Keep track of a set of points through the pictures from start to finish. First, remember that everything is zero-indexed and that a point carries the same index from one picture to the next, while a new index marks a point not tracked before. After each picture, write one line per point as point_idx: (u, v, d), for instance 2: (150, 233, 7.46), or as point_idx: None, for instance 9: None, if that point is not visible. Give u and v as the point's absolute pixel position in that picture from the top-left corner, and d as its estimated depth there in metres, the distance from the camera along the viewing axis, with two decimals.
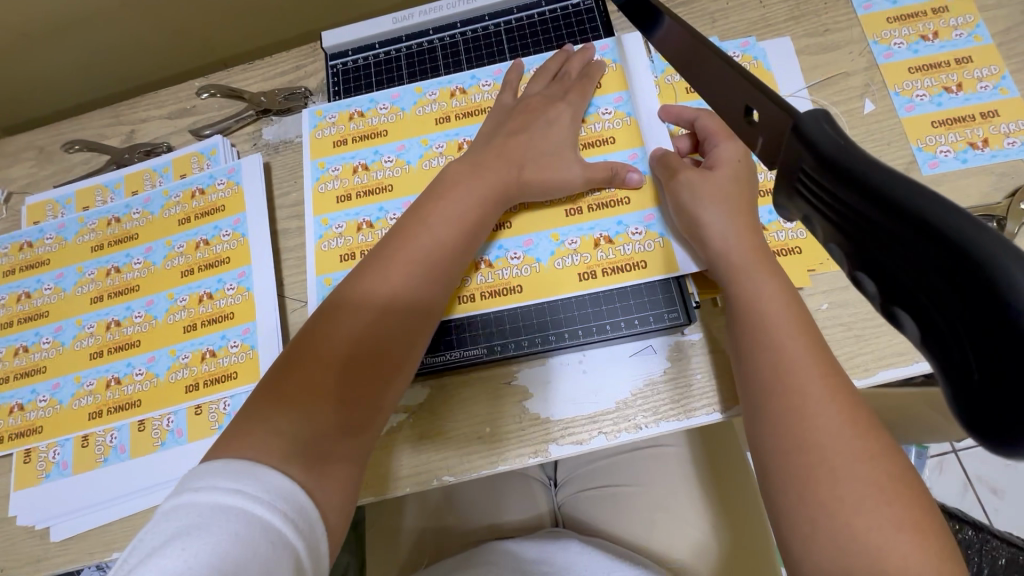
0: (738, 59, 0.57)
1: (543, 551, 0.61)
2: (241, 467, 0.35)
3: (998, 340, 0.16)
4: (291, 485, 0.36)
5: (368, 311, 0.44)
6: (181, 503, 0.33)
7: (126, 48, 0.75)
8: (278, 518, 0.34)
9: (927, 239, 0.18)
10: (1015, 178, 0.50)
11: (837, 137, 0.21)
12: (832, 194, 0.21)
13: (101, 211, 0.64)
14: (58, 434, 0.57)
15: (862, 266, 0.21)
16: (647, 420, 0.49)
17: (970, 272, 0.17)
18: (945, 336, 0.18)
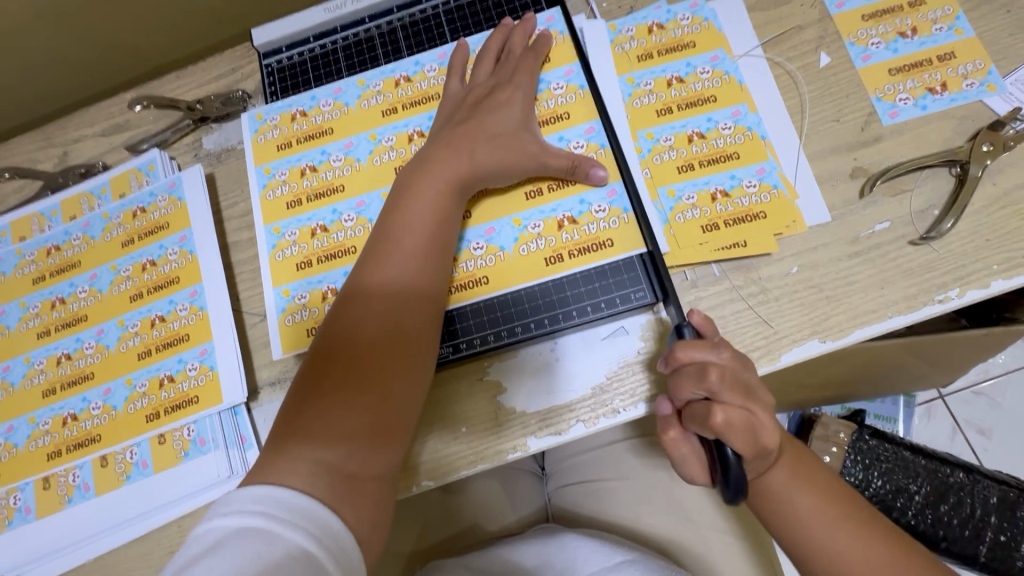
0: (688, 21, 0.55)
1: (541, 555, 0.59)
2: (274, 492, 0.35)
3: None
4: (315, 502, 0.36)
5: (360, 321, 0.44)
6: (211, 528, 0.34)
7: (49, 65, 0.71)
8: (304, 536, 0.34)
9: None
10: (976, 121, 0.49)
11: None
12: None
13: (39, 241, 0.61)
14: (17, 479, 0.54)
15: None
16: (626, 403, 0.48)
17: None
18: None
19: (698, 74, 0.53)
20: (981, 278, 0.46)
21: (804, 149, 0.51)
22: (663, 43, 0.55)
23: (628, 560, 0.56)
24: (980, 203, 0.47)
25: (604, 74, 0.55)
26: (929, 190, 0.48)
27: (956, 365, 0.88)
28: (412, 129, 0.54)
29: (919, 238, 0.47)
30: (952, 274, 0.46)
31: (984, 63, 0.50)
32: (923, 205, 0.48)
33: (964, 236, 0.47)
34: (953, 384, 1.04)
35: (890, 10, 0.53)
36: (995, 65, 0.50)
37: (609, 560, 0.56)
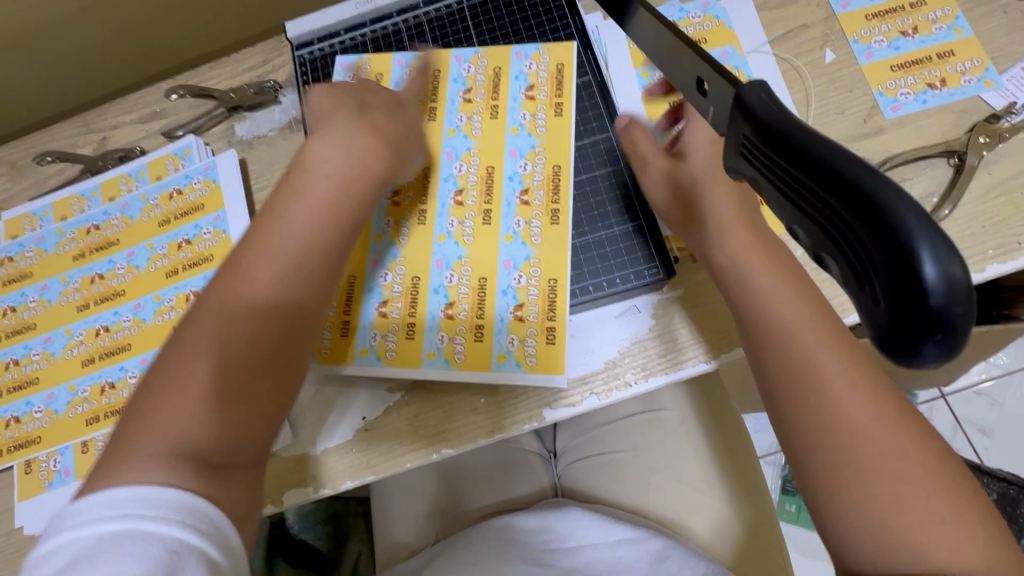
0: (700, 18, 0.58)
1: (544, 522, 0.62)
2: (125, 495, 0.33)
3: (902, 268, 0.18)
4: (176, 493, 0.34)
5: (255, 316, 0.42)
6: (59, 543, 0.32)
7: (90, 56, 0.74)
8: (175, 524, 0.33)
9: (838, 187, 0.19)
10: (974, 115, 0.52)
11: (773, 104, 0.23)
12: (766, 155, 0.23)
13: (79, 220, 0.64)
14: (57, 442, 0.57)
15: (793, 219, 0.22)
16: (637, 377, 0.51)
17: (872, 212, 0.19)
18: (860, 276, 0.19)
19: None
20: (977, 262, 0.48)
21: None
22: None
23: (629, 538, 0.58)
24: (977, 191, 0.49)
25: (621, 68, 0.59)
26: (928, 180, 0.51)
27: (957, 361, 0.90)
28: (460, 95, 0.58)
29: None
30: None
31: (982, 61, 0.53)
32: (922, 193, 0.51)
33: (962, 223, 0.49)
34: (955, 383, 1.06)
35: (892, 10, 0.56)
36: (992, 62, 0.53)
37: (611, 535, 0.59)
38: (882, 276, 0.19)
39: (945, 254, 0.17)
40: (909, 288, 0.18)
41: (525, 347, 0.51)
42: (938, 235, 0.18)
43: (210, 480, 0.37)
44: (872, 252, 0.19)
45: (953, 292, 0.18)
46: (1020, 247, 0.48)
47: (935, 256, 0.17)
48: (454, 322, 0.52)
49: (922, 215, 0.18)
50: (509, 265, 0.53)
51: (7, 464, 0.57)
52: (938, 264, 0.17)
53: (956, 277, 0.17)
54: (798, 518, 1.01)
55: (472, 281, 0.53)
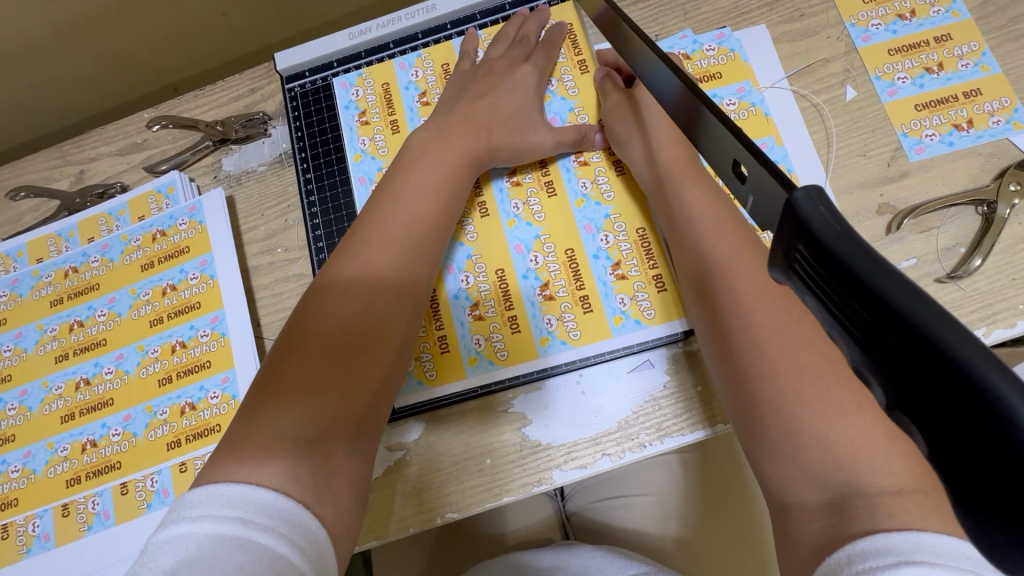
0: (714, 52, 0.55)
1: (556, 560, 0.60)
2: (201, 496, 0.32)
3: (1009, 465, 0.16)
4: (288, 505, 0.33)
5: (332, 324, 0.41)
6: (177, 534, 0.30)
7: (65, 83, 0.70)
8: (250, 518, 0.31)
9: (927, 352, 0.17)
10: (1003, 158, 0.49)
11: (834, 223, 0.20)
12: (837, 292, 0.20)
13: (57, 262, 0.60)
14: (36, 505, 0.54)
15: (861, 361, 0.20)
16: (651, 438, 0.48)
17: (976, 394, 0.16)
18: (953, 458, 0.17)
19: (725, 106, 0.54)
20: (1008, 317, 0.46)
21: (830, 183, 0.51)
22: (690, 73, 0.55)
23: (642, 572, 0.56)
24: (1006, 242, 0.47)
25: None
26: (956, 228, 0.48)
27: None
28: (417, 101, 0.57)
29: (945, 277, 0.47)
30: (979, 313, 0.46)
31: (1011, 101, 0.51)
32: (949, 242, 0.48)
33: (991, 276, 0.47)
34: None
35: (916, 44, 0.53)
36: (1021, 102, 0.51)
37: (622, 572, 0.56)
38: (981, 467, 0.16)
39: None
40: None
41: (639, 302, 0.49)
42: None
43: (316, 492, 0.35)
44: (969, 437, 0.17)
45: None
46: None
47: None
48: (489, 318, 0.51)
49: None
50: (521, 249, 0.52)
51: None
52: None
53: None
54: None
55: (491, 278, 0.51)
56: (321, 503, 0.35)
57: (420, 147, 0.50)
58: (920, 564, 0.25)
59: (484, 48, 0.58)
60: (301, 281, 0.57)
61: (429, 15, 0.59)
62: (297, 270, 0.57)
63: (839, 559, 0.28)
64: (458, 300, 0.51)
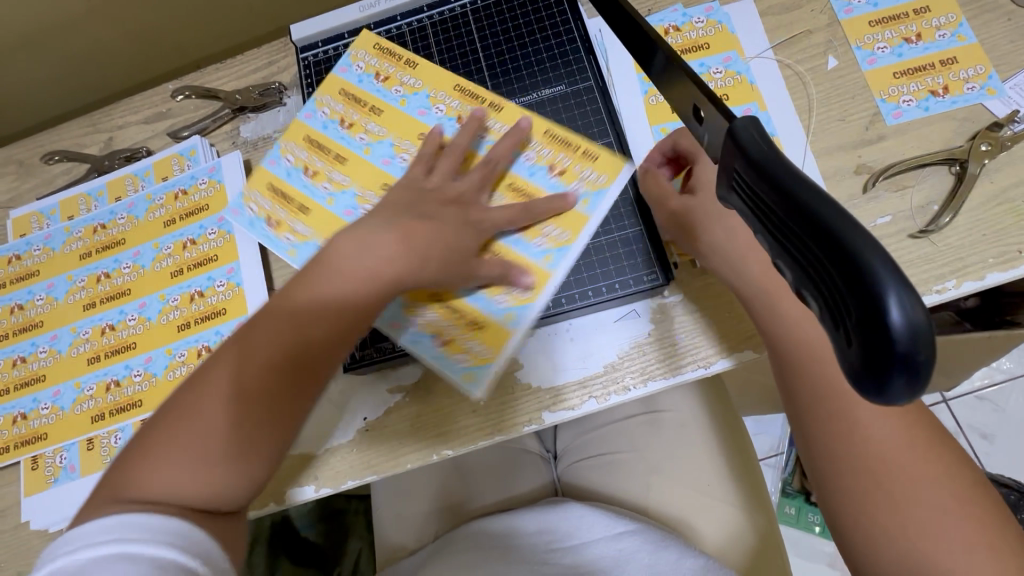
0: (703, 24, 0.58)
1: (544, 522, 0.62)
2: (119, 522, 0.35)
3: (867, 305, 0.18)
4: (167, 523, 0.36)
5: (285, 324, 0.43)
6: (58, 568, 0.34)
7: (97, 58, 0.75)
8: (144, 544, 0.35)
9: (812, 229, 0.21)
10: (977, 123, 0.52)
11: (761, 142, 0.24)
12: (756, 192, 0.24)
13: (87, 219, 0.65)
14: (63, 439, 0.58)
15: (778, 253, 0.23)
16: (636, 381, 0.51)
17: (837, 249, 0.20)
18: (835, 313, 0.20)
19: (712, 74, 0.56)
20: (977, 270, 0.48)
21: (810, 146, 0.54)
22: (679, 44, 0.58)
23: (630, 529, 0.58)
24: (977, 200, 0.50)
25: (623, 69, 0.58)
26: (930, 187, 0.51)
27: (958, 366, 0.90)
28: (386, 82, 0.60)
29: (919, 232, 0.50)
30: (950, 266, 0.48)
31: (985, 68, 0.53)
32: (923, 200, 0.50)
33: (962, 231, 0.49)
34: (958, 388, 1.06)
35: (896, 16, 0.56)
36: (996, 70, 0.53)
37: (611, 529, 0.59)
38: (852, 315, 0.19)
39: (909, 301, 0.18)
40: (874, 331, 0.18)
41: (589, 179, 0.53)
42: (903, 283, 0.18)
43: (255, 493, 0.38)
44: (843, 293, 0.19)
45: (918, 334, 0.18)
46: (1021, 256, 0.48)
47: (899, 300, 0.18)
48: (502, 276, 0.51)
49: (886, 258, 0.19)
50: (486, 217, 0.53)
51: (15, 461, 0.58)
52: (901, 309, 0.18)
53: (919, 322, 0.18)
54: (797, 521, 1.00)
55: (494, 255, 0.52)
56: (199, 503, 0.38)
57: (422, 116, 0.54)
58: None
59: (449, 27, 0.63)
60: None
61: None
62: None
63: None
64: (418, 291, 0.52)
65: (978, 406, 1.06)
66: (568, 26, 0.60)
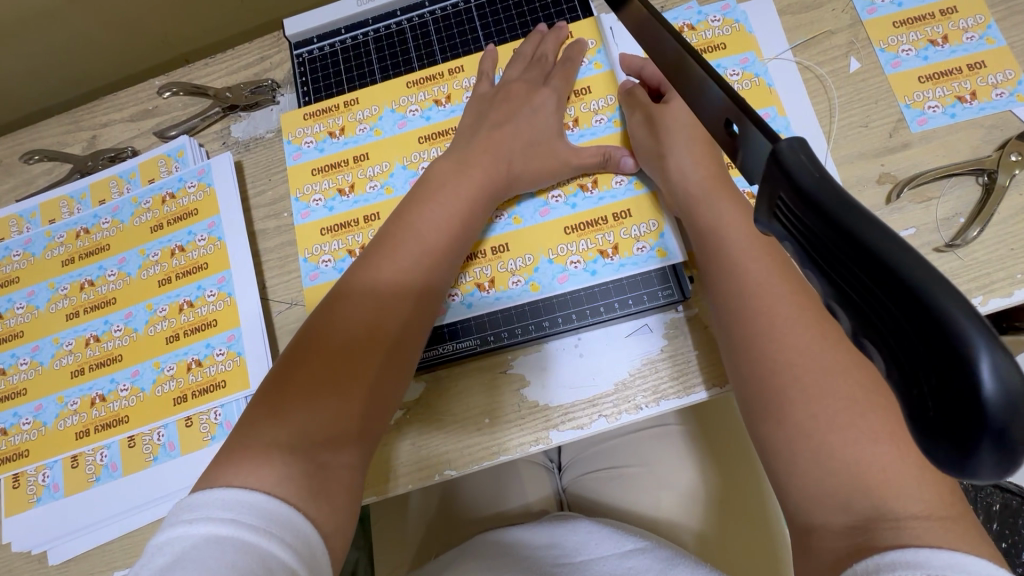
0: (719, 23, 0.55)
1: (553, 536, 0.60)
2: (232, 497, 0.33)
3: (953, 370, 0.16)
4: (292, 514, 0.34)
5: (331, 332, 0.42)
6: (175, 536, 0.32)
7: (78, 50, 0.71)
8: (258, 535, 0.32)
9: (882, 275, 0.18)
10: (1005, 130, 0.49)
11: (813, 169, 0.21)
12: (805, 225, 0.21)
13: (69, 223, 0.62)
14: (46, 457, 0.55)
15: (832, 296, 0.21)
16: (647, 400, 0.49)
17: (914, 299, 0.17)
18: (907, 373, 0.18)
19: (729, 76, 0.54)
20: (1005, 286, 0.46)
21: (831, 154, 0.51)
22: (694, 44, 0.55)
23: (638, 548, 0.57)
24: (1006, 212, 0.47)
25: None
26: (957, 199, 0.49)
27: None
28: (364, 95, 0.57)
29: (944, 246, 0.48)
30: (977, 282, 0.46)
31: (1014, 73, 0.51)
32: (949, 212, 0.48)
33: (990, 246, 0.47)
34: None
35: (921, 17, 0.53)
36: None
37: (618, 548, 0.57)
38: (932, 378, 0.17)
39: (1004, 365, 0.16)
40: (961, 401, 0.16)
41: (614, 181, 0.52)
42: (995, 343, 0.16)
43: (310, 498, 0.36)
44: (920, 351, 0.17)
45: (1014, 405, 0.16)
46: None
47: (993, 363, 0.16)
48: (600, 244, 0.51)
49: (973, 315, 0.16)
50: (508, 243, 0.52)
51: None
52: (996, 373, 0.16)
53: (1015, 389, 0.16)
54: None
55: (570, 236, 0.52)
56: (314, 505, 0.36)
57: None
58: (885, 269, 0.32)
59: (449, 24, 0.60)
60: None
61: None
62: None
63: (866, 565, 0.30)
64: (475, 309, 0.51)
65: None
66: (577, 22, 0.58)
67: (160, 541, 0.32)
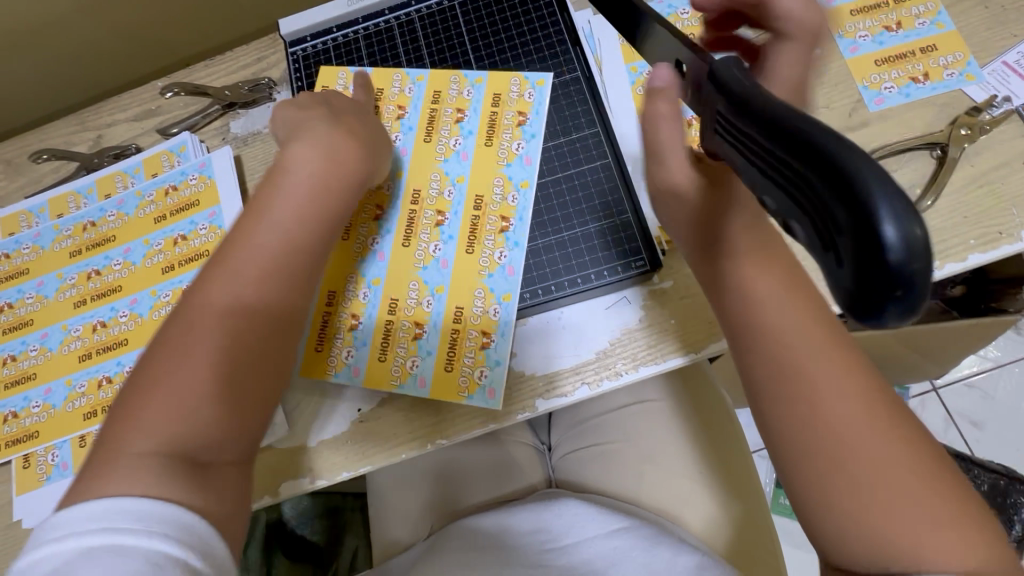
0: (688, 15, 0.59)
1: (538, 521, 0.62)
2: (100, 507, 0.32)
3: (859, 219, 0.18)
4: (168, 505, 0.33)
5: (231, 329, 0.39)
6: (36, 559, 0.31)
7: (85, 57, 0.75)
8: (139, 535, 0.31)
9: (803, 151, 0.20)
10: (956, 108, 0.53)
11: (744, 81, 0.23)
12: (740, 133, 0.23)
13: (76, 217, 0.65)
14: (55, 437, 0.57)
15: (761, 185, 0.23)
16: (627, 367, 0.52)
17: (824, 162, 0.19)
18: (823, 239, 0.20)
19: None
20: (959, 252, 0.49)
21: None
22: None
23: (623, 527, 0.59)
24: (958, 183, 0.50)
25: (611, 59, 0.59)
26: (911, 172, 0.52)
27: (945, 354, 0.91)
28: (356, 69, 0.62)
29: None
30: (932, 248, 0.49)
31: (963, 55, 0.54)
32: (905, 185, 0.52)
33: (944, 214, 0.50)
34: (947, 376, 1.08)
35: (876, 5, 0.57)
36: (974, 56, 0.54)
37: (604, 528, 0.59)
38: (842, 236, 0.19)
39: (901, 210, 0.17)
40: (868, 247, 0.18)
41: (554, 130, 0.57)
42: (893, 195, 0.18)
43: None
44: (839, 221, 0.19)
45: (913, 249, 0.17)
46: (1001, 238, 0.49)
47: (895, 217, 0.17)
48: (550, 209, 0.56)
49: (870, 161, 0.18)
50: (471, 237, 0.55)
51: (7, 459, 0.58)
52: (897, 224, 0.17)
53: (915, 236, 0.17)
54: (791, 511, 1.01)
55: (525, 212, 0.55)
56: None
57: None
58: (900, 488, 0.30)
59: (433, 23, 0.63)
60: None
61: None
62: None
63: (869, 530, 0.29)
64: (455, 298, 0.54)
65: (966, 393, 1.08)
66: (555, 19, 0.61)
67: (19, 571, 0.31)
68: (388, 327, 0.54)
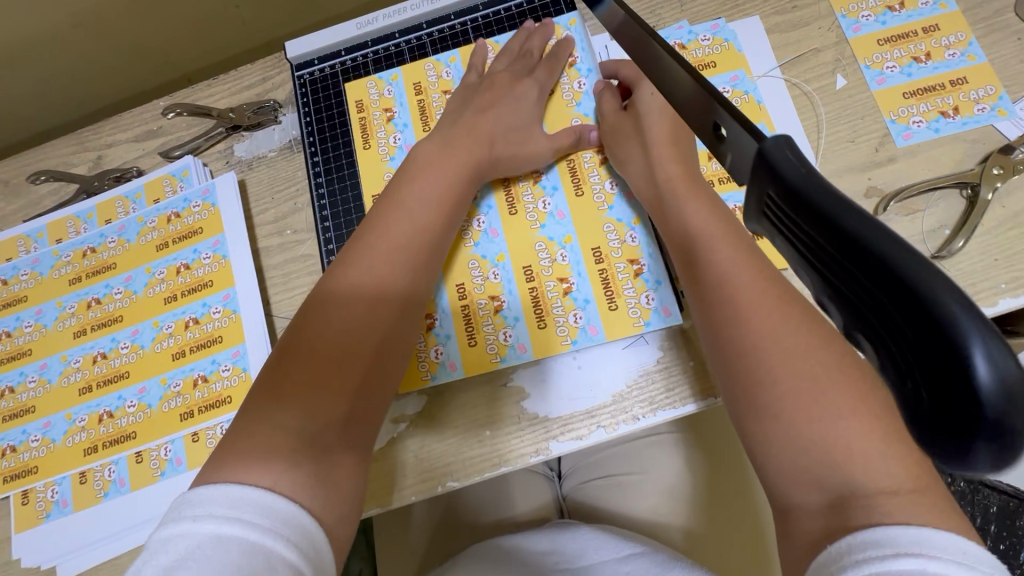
0: (708, 42, 0.57)
1: (552, 543, 0.61)
2: (226, 495, 0.33)
3: (951, 364, 0.18)
4: (283, 505, 0.34)
5: (326, 318, 0.43)
6: (177, 534, 0.32)
7: (84, 74, 0.73)
8: (259, 531, 0.32)
9: (887, 281, 0.19)
10: (987, 144, 0.51)
11: (799, 166, 0.22)
12: (799, 228, 0.22)
13: (76, 243, 0.63)
14: (54, 473, 0.56)
15: (824, 292, 0.22)
16: (644, 411, 0.50)
17: (914, 299, 0.18)
18: (901, 367, 0.19)
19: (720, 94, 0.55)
20: (991, 296, 0.47)
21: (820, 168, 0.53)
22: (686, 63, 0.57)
23: (636, 552, 0.57)
24: (989, 225, 0.49)
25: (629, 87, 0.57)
26: (941, 211, 0.50)
27: None
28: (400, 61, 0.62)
29: (931, 257, 0.49)
30: None
31: (996, 88, 0.52)
32: (934, 224, 0.50)
33: (974, 256, 0.48)
34: None
35: (904, 34, 0.55)
36: (1006, 90, 0.52)
37: (618, 553, 0.58)
38: (928, 372, 0.18)
39: (998, 357, 0.17)
40: (959, 391, 0.18)
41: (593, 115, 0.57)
42: (991, 338, 0.17)
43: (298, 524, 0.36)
44: (921, 354, 0.18)
45: (1008, 395, 0.17)
46: None
47: (990, 362, 0.17)
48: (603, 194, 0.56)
49: (956, 292, 0.18)
50: (532, 220, 0.56)
51: (5, 495, 0.56)
52: (990, 368, 0.17)
53: (1010, 382, 0.17)
54: None
55: (582, 197, 0.56)
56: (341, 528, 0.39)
57: (424, 150, 0.52)
58: (918, 556, 0.26)
59: (445, 46, 0.61)
60: (309, 262, 0.59)
61: (433, 6, 0.62)
62: (306, 250, 0.59)
63: (840, 546, 0.28)
64: (519, 278, 0.54)
65: None
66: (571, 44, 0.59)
67: (152, 543, 0.32)
68: (465, 307, 0.54)
